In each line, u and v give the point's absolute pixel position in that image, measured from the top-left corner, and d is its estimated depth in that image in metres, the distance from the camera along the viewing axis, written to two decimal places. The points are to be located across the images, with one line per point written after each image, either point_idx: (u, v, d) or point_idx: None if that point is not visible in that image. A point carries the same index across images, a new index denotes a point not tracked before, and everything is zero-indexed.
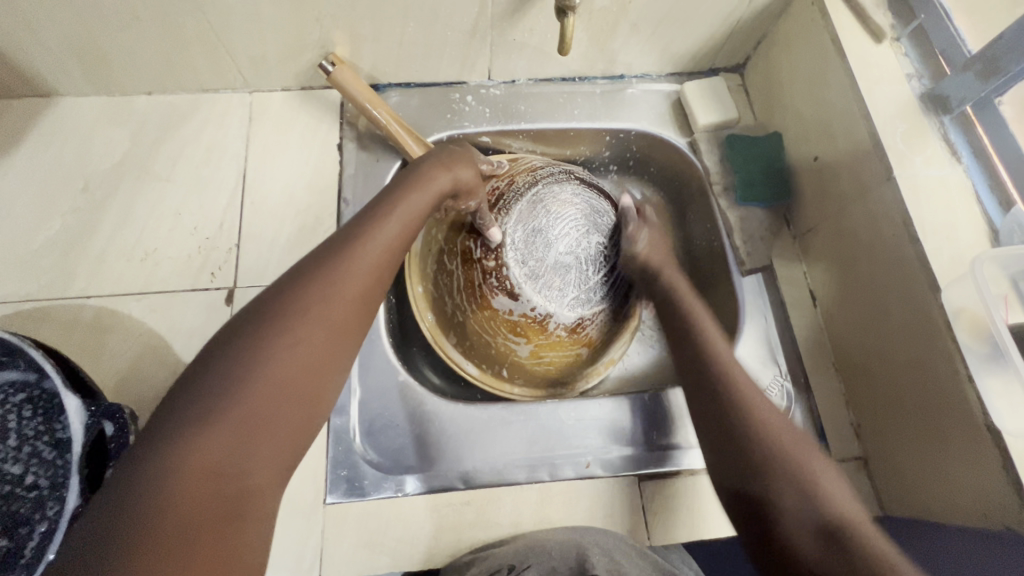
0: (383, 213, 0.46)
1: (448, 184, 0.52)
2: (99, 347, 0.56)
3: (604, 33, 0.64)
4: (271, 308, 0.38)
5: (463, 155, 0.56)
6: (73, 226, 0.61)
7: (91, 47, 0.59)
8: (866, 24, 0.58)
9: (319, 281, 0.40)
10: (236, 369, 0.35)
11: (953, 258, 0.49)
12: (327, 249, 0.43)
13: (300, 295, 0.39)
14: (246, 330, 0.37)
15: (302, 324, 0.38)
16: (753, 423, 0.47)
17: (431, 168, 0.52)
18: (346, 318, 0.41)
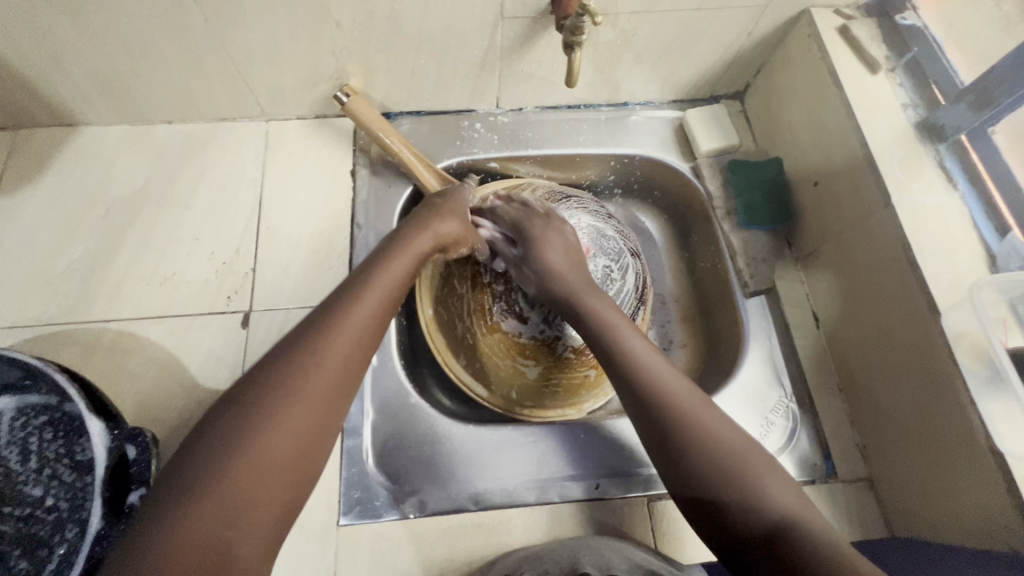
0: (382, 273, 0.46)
1: (431, 244, 0.51)
2: (118, 369, 0.57)
3: (609, 64, 0.67)
4: (280, 362, 0.38)
5: (445, 211, 0.55)
6: (94, 251, 0.62)
7: (116, 79, 0.61)
8: (861, 56, 0.61)
9: (327, 332, 0.40)
10: (251, 423, 0.35)
11: (953, 283, 0.50)
12: (327, 310, 0.42)
13: (309, 347, 0.39)
14: (257, 384, 0.37)
15: (313, 376, 0.38)
16: (688, 427, 0.41)
17: (414, 229, 0.51)
18: (355, 366, 0.41)
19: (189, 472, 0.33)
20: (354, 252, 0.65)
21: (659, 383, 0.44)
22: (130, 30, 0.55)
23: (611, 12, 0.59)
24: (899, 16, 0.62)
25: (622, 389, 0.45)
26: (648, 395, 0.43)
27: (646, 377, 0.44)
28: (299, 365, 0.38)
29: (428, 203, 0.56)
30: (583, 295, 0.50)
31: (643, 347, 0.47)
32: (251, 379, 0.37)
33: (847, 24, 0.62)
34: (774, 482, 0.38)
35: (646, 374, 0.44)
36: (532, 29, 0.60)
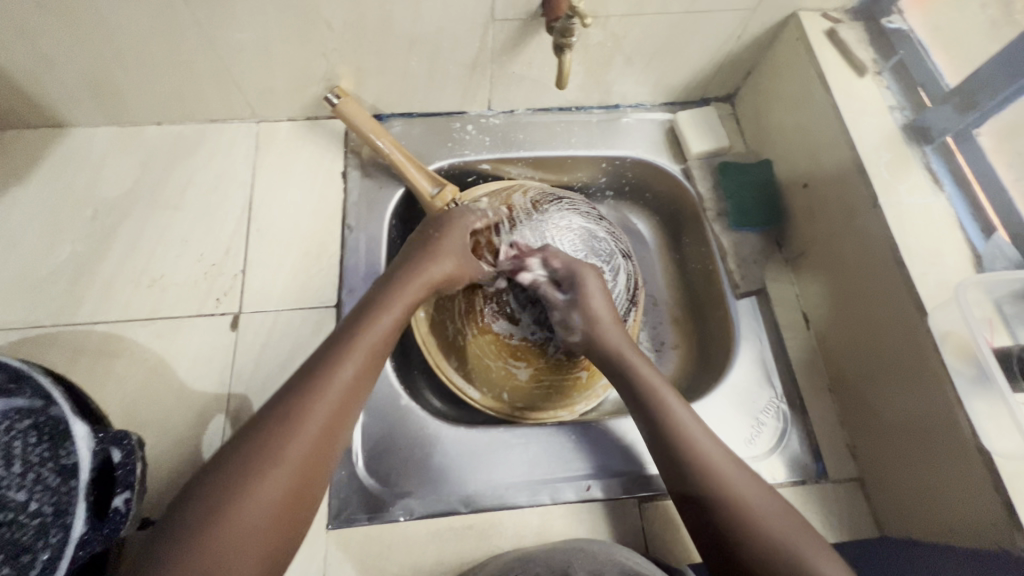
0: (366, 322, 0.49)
1: (416, 296, 0.53)
2: (105, 372, 0.57)
3: (600, 66, 0.67)
4: (257, 435, 0.41)
5: (440, 250, 0.55)
6: (82, 253, 0.62)
7: (105, 80, 0.61)
8: (848, 59, 0.61)
9: (301, 406, 0.43)
10: (226, 495, 0.39)
11: (940, 283, 0.50)
12: (316, 361, 0.46)
13: (284, 422, 0.42)
14: (232, 458, 0.40)
15: (284, 452, 0.41)
16: (733, 504, 0.45)
17: (399, 283, 0.52)
18: (329, 439, 0.44)
19: (170, 534, 0.37)
20: (344, 254, 0.64)
21: (698, 449, 0.47)
22: (119, 31, 0.55)
23: (601, 14, 0.59)
24: (886, 20, 0.63)
25: (664, 451, 0.49)
26: (688, 460, 0.47)
27: (686, 443, 0.48)
28: (270, 440, 0.41)
29: (423, 239, 0.56)
30: (629, 355, 0.52)
31: (683, 408, 0.50)
32: (232, 446, 0.41)
33: (834, 27, 0.62)
34: (812, 551, 0.42)
35: (688, 439, 0.48)
36: (523, 31, 0.60)
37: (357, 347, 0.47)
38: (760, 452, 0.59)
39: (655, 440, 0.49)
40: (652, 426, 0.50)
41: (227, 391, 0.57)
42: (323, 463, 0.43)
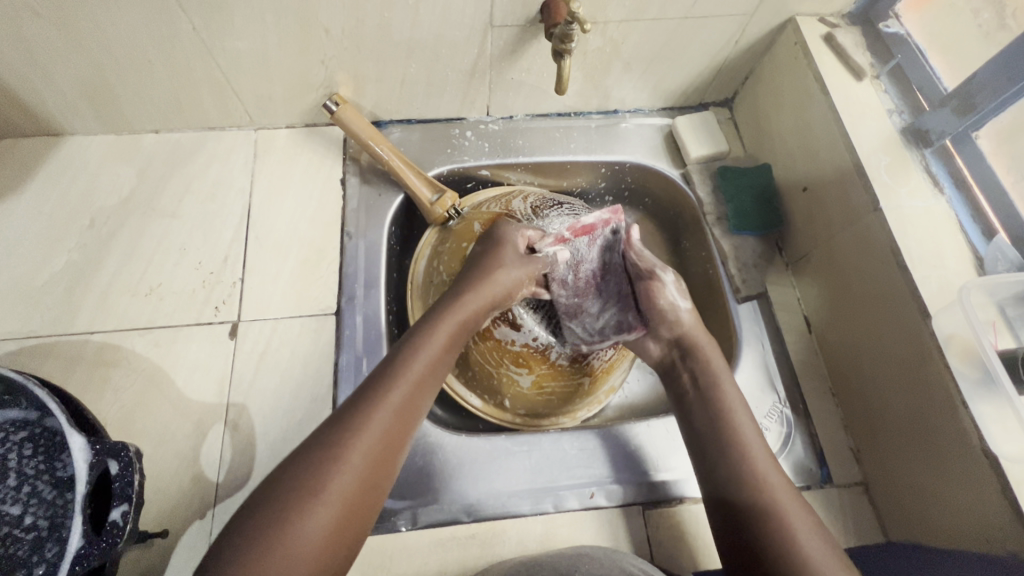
0: (414, 346, 0.48)
1: (478, 312, 0.52)
2: (102, 383, 0.56)
3: (598, 72, 0.67)
4: (313, 456, 0.41)
5: (505, 261, 0.54)
6: (78, 262, 0.61)
7: (103, 88, 0.61)
8: (846, 63, 0.62)
9: (355, 427, 0.42)
10: (283, 518, 0.38)
11: (942, 286, 0.50)
12: (367, 387, 0.45)
13: (340, 442, 0.41)
14: (289, 480, 0.40)
15: (340, 473, 0.40)
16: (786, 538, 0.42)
17: (458, 297, 0.52)
18: (383, 461, 0.43)
19: (222, 554, 0.37)
20: (344, 261, 0.64)
21: (759, 470, 0.46)
22: (117, 38, 0.55)
23: (600, 20, 0.60)
24: (883, 25, 0.63)
25: (718, 466, 0.48)
26: (742, 474, 0.46)
27: (749, 462, 0.47)
28: (324, 462, 0.40)
29: (484, 251, 0.55)
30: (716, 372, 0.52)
31: (753, 431, 0.49)
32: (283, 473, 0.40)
33: (831, 32, 0.63)
34: None
35: (749, 455, 0.47)
36: (522, 36, 0.61)
37: (409, 367, 0.46)
38: None
39: (711, 452, 0.49)
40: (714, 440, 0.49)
41: (226, 400, 0.56)
42: (376, 487, 0.42)
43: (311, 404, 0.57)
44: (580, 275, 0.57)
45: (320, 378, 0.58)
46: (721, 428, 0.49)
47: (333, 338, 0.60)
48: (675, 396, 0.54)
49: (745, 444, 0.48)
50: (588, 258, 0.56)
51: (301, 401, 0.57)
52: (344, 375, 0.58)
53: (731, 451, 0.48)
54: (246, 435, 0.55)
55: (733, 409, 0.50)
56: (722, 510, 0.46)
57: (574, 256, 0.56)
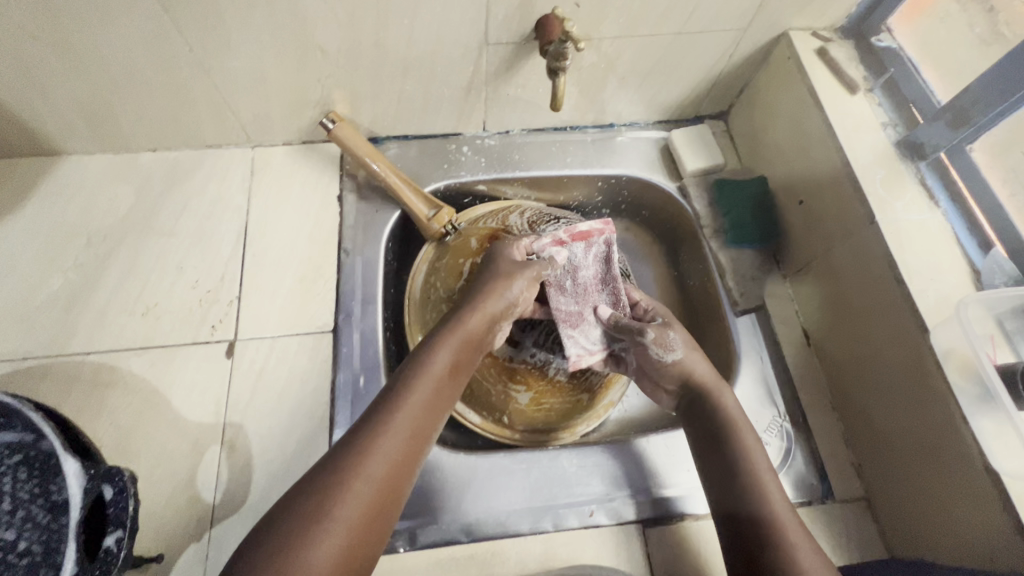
0: (423, 366, 0.48)
1: (483, 327, 0.52)
2: (97, 404, 0.56)
3: (593, 86, 0.67)
4: (322, 479, 0.41)
5: (509, 273, 0.54)
6: (75, 283, 0.61)
7: (101, 109, 0.61)
8: (840, 77, 0.62)
9: (365, 448, 0.42)
10: (291, 542, 0.37)
11: (940, 299, 0.50)
12: (377, 408, 0.45)
13: (348, 465, 0.41)
14: (298, 504, 0.39)
15: (348, 497, 0.40)
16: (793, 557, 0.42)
17: (463, 313, 0.52)
18: (393, 485, 0.43)
19: None
20: (341, 278, 0.64)
21: (769, 500, 0.46)
22: (114, 59, 0.55)
23: (594, 37, 0.60)
24: (876, 39, 0.63)
25: (730, 497, 0.47)
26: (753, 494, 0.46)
27: (762, 492, 0.47)
28: (336, 485, 0.40)
29: (485, 268, 0.56)
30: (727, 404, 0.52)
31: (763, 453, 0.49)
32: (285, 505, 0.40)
33: (824, 46, 0.63)
34: None
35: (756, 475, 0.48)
36: (517, 54, 0.61)
37: (419, 386, 0.47)
38: None
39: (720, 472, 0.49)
40: (727, 471, 0.49)
41: (222, 420, 0.56)
42: (387, 510, 0.42)
43: (308, 423, 0.57)
44: (578, 281, 0.59)
45: (317, 397, 0.58)
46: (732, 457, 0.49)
47: (330, 356, 0.60)
48: (690, 429, 0.54)
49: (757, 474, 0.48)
50: (584, 264, 0.59)
51: (298, 420, 0.57)
52: (341, 393, 0.58)
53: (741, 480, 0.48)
54: (243, 456, 0.55)
55: (745, 438, 0.50)
56: (735, 541, 0.46)
57: (571, 260, 0.59)
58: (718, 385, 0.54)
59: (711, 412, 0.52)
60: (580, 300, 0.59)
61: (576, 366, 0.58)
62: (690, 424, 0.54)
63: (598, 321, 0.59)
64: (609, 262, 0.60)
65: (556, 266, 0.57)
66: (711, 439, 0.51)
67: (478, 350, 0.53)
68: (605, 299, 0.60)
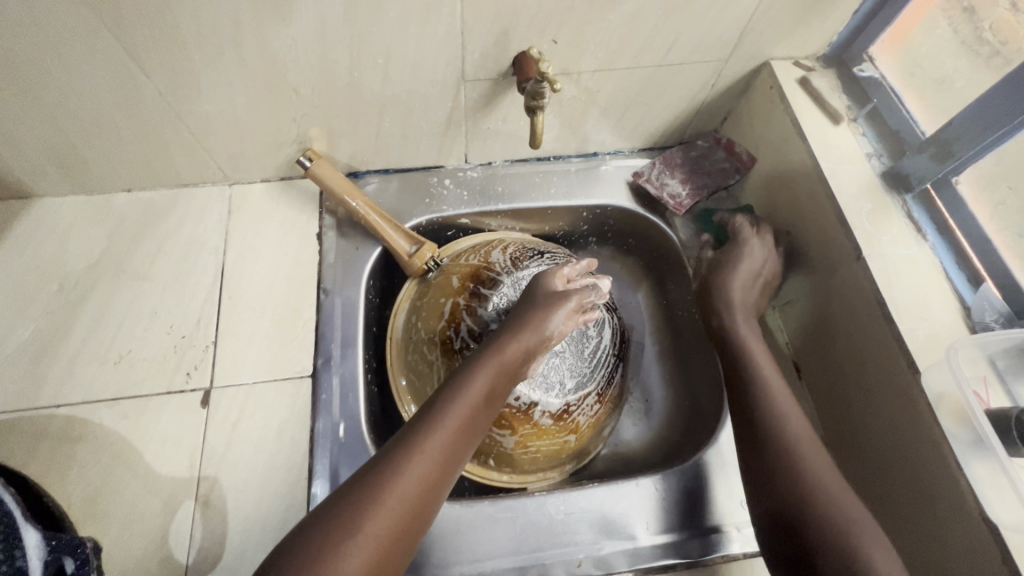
0: (460, 386, 0.47)
1: (520, 356, 0.50)
2: (66, 461, 0.54)
3: (575, 119, 0.66)
4: (355, 492, 0.41)
5: (552, 300, 0.53)
6: (45, 332, 0.59)
7: (71, 152, 0.60)
8: (823, 108, 0.61)
9: (396, 469, 0.42)
10: (323, 554, 0.38)
11: (930, 338, 0.49)
12: (413, 425, 0.45)
13: (382, 481, 0.42)
14: (329, 514, 0.40)
15: (377, 514, 0.40)
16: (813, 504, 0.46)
17: (501, 338, 0.51)
18: (422, 507, 0.43)
19: None
20: (320, 320, 0.62)
21: (865, 547, 0.43)
22: (81, 105, 0.54)
23: (573, 71, 0.59)
24: (857, 68, 0.63)
25: (762, 469, 0.49)
26: (785, 458, 0.49)
27: (845, 533, 0.43)
28: (362, 505, 0.41)
29: (529, 294, 0.55)
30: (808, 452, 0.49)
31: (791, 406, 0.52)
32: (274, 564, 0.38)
33: (806, 76, 0.63)
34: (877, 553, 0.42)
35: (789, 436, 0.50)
36: (495, 89, 0.60)
37: (454, 412, 0.46)
38: None
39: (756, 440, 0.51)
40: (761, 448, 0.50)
41: (197, 473, 0.54)
42: (411, 533, 0.42)
43: (286, 474, 0.55)
44: (699, 162, 0.71)
45: (296, 446, 0.56)
46: (791, 455, 0.49)
47: (309, 403, 0.58)
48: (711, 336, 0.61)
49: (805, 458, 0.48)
50: (713, 158, 0.70)
51: (275, 472, 0.55)
52: (320, 442, 0.56)
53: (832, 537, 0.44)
54: (218, 511, 0.53)
55: (782, 405, 0.52)
56: (773, 513, 0.47)
57: (708, 152, 0.71)
58: (791, 419, 0.51)
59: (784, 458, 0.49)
60: (685, 180, 0.70)
61: (637, 173, 0.71)
62: (751, 455, 0.51)
63: (687, 180, 0.70)
64: (733, 171, 0.69)
65: (600, 293, 0.56)
66: (779, 473, 0.48)
67: (515, 380, 0.50)
68: (707, 181, 0.70)
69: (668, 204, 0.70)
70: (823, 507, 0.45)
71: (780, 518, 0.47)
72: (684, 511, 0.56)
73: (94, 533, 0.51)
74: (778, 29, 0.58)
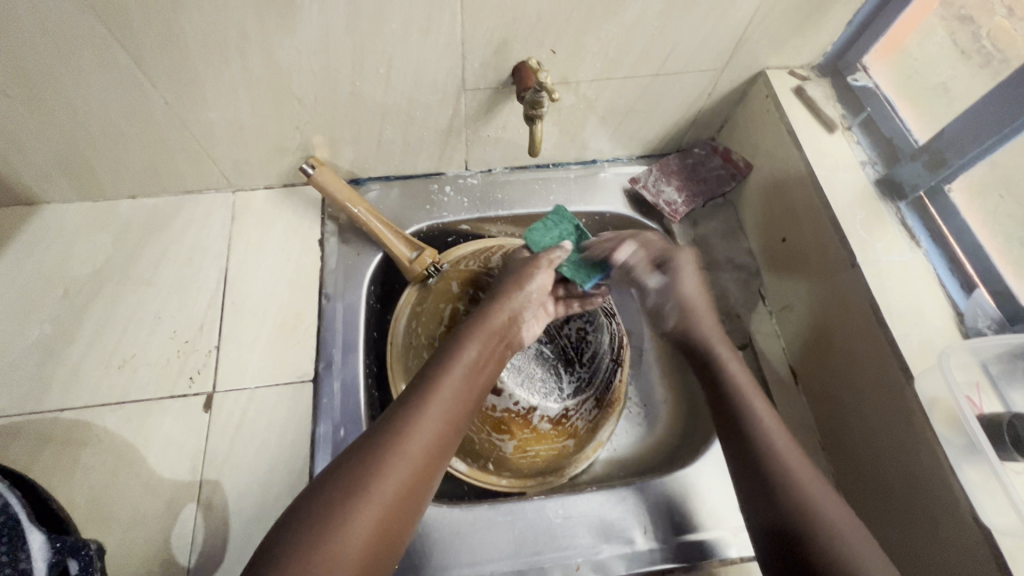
0: (454, 354, 0.51)
1: (506, 321, 0.55)
2: (71, 463, 0.54)
3: (573, 126, 0.67)
4: (363, 453, 0.43)
5: (524, 273, 0.57)
6: (50, 335, 0.60)
7: (78, 158, 0.61)
8: (818, 116, 0.62)
9: (400, 433, 0.44)
10: (338, 511, 0.40)
11: (923, 345, 0.50)
12: (413, 393, 0.47)
13: (389, 439, 0.44)
14: (338, 479, 0.42)
15: (385, 475, 0.42)
16: (800, 493, 0.45)
17: (488, 309, 0.55)
18: (429, 467, 0.45)
19: None
20: (322, 325, 0.63)
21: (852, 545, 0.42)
22: (89, 112, 0.55)
23: (572, 80, 0.60)
24: (852, 78, 0.63)
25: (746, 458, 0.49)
26: (769, 450, 0.48)
27: (830, 530, 0.43)
28: (371, 468, 0.42)
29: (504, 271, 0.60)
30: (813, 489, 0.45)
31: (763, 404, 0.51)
32: (283, 530, 0.39)
33: (801, 85, 0.63)
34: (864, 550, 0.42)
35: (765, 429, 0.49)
36: (495, 97, 0.61)
37: (451, 379, 0.49)
38: None
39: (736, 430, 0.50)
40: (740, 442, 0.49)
41: (199, 477, 0.55)
42: (420, 494, 0.44)
43: (286, 478, 0.55)
44: (694, 168, 0.72)
45: (296, 451, 0.57)
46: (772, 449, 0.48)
47: (311, 408, 0.59)
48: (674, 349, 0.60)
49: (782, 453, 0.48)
50: (708, 165, 0.72)
51: (275, 476, 0.55)
52: (321, 446, 0.57)
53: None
54: (220, 514, 0.53)
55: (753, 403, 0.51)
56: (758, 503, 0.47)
57: (703, 159, 0.72)
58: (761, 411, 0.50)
59: (770, 461, 0.47)
60: (680, 186, 0.71)
61: (633, 178, 0.72)
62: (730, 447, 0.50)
63: (682, 185, 0.71)
64: (727, 177, 0.71)
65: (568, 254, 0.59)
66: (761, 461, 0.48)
67: (506, 346, 0.55)
68: (702, 186, 0.71)
69: (663, 209, 0.70)
70: (806, 498, 0.45)
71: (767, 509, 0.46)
72: (686, 515, 0.57)
73: (98, 536, 0.52)
74: (773, 39, 0.59)
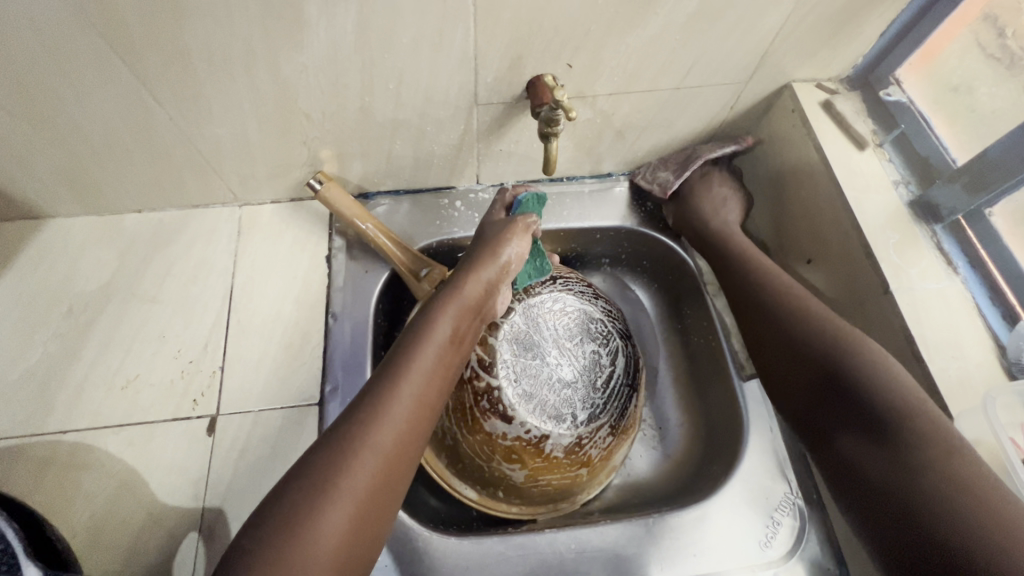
0: (426, 332, 0.48)
1: (481, 293, 0.52)
2: (71, 489, 0.53)
3: (590, 141, 0.65)
4: (328, 449, 0.41)
5: (500, 236, 0.55)
6: (53, 355, 0.59)
7: (81, 173, 0.59)
8: (847, 132, 0.59)
9: (370, 422, 0.42)
10: (305, 507, 0.38)
11: (962, 380, 0.47)
12: (383, 372, 0.46)
13: (357, 433, 0.42)
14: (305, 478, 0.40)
15: (355, 466, 0.40)
16: (840, 359, 0.50)
17: (460, 280, 0.52)
18: (401, 456, 0.43)
19: None
20: (328, 347, 0.61)
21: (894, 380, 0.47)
22: (91, 127, 0.53)
23: (588, 94, 0.58)
24: (884, 91, 0.61)
25: (787, 363, 0.54)
26: (809, 327, 0.53)
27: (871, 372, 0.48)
28: (338, 463, 0.40)
29: (480, 236, 0.58)
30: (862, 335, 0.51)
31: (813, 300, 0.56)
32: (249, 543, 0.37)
33: (830, 99, 0.60)
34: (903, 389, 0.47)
35: (808, 312, 0.55)
36: (509, 112, 0.59)
37: (422, 356, 0.47)
38: (775, 557, 0.54)
39: (780, 313, 0.56)
40: (783, 326, 0.55)
41: (201, 505, 0.53)
42: (392, 483, 0.43)
43: None
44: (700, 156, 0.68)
45: None
46: (805, 322, 0.54)
47: (316, 432, 0.57)
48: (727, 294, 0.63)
49: (823, 324, 0.53)
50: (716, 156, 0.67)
51: None
52: None
53: (875, 421, 0.46)
54: (223, 544, 0.52)
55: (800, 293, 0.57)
56: (803, 380, 0.52)
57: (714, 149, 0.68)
58: (802, 310, 0.55)
59: (804, 334, 0.53)
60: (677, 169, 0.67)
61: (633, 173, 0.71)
62: (764, 336, 0.57)
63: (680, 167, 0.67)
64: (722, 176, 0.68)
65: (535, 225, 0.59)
66: (799, 342, 0.53)
67: (480, 317, 0.52)
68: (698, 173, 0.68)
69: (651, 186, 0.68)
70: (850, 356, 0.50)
71: (810, 380, 0.52)
72: (698, 551, 0.54)
73: (98, 566, 0.51)
74: (801, 51, 0.56)
